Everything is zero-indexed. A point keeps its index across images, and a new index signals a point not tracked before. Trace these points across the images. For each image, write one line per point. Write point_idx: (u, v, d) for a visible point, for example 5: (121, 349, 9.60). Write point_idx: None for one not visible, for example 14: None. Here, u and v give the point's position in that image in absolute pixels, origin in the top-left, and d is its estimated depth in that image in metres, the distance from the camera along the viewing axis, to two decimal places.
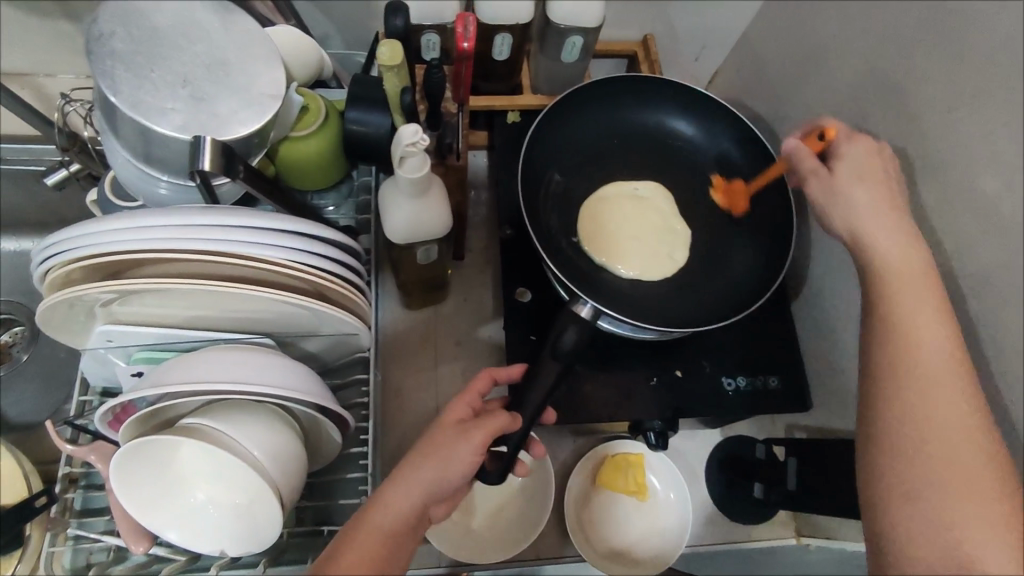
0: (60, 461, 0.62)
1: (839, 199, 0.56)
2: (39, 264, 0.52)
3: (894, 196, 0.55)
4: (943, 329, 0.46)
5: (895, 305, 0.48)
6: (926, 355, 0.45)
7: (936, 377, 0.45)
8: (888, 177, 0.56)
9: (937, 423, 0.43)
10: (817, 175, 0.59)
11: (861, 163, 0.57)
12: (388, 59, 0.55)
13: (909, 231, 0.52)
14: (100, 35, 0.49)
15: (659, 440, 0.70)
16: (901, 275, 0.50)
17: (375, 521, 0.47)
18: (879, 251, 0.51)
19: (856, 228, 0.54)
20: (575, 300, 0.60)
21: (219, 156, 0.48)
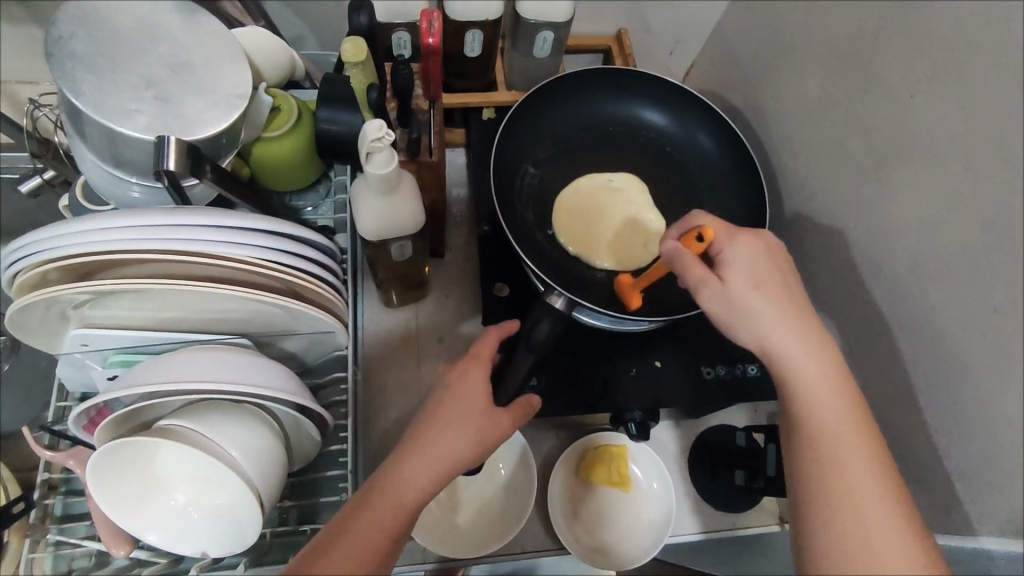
0: (38, 468, 0.61)
1: (740, 317, 0.48)
2: (9, 268, 0.51)
3: (796, 300, 0.49)
4: (842, 400, 0.46)
5: (804, 401, 0.46)
6: (834, 434, 0.45)
7: (848, 458, 0.44)
8: (783, 275, 0.50)
9: (860, 515, 0.42)
10: (709, 286, 0.49)
11: (754, 268, 0.49)
12: (352, 56, 0.57)
13: (817, 337, 0.48)
14: (62, 38, 0.50)
15: (639, 432, 0.68)
16: (814, 382, 0.46)
17: (401, 499, 0.45)
18: (794, 365, 0.47)
19: (767, 346, 0.47)
20: (550, 292, 0.60)
21: (184, 156, 0.48)
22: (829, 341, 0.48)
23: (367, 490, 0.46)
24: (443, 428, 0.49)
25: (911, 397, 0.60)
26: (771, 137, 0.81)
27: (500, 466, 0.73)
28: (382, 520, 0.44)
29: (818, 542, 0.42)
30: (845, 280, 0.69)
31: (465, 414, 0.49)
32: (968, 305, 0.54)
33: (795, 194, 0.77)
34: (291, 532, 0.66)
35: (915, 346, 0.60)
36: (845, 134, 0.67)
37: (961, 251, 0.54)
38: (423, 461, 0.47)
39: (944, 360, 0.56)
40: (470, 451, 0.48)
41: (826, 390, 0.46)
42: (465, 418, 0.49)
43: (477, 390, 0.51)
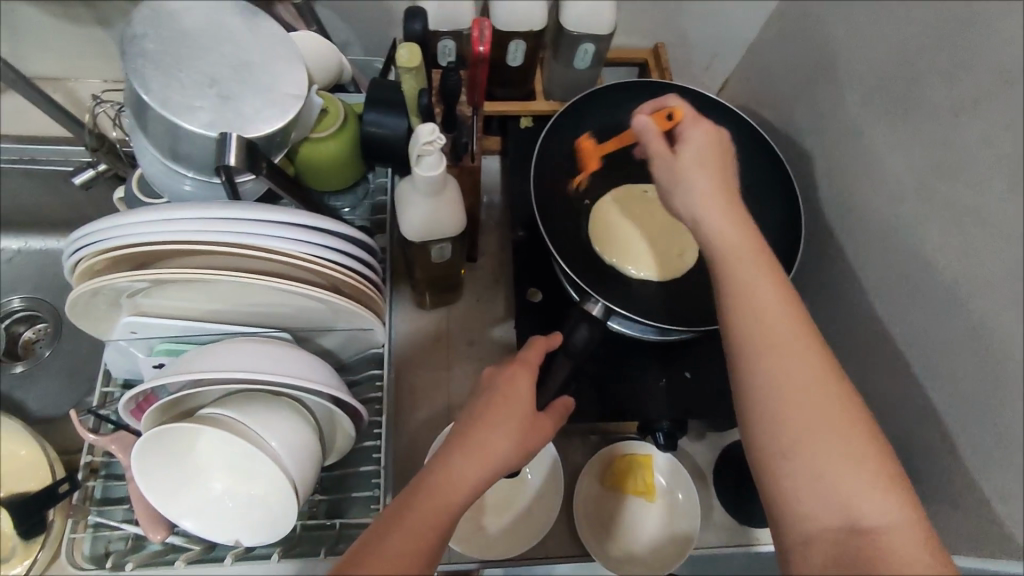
0: (83, 450, 0.63)
1: (680, 188, 0.52)
2: (71, 256, 0.54)
3: (731, 184, 0.53)
4: (758, 262, 0.48)
5: (726, 262, 0.48)
6: (757, 297, 0.46)
7: (771, 321, 0.46)
8: (725, 161, 0.54)
9: (786, 372, 0.44)
10: (662, 158, 0.54)
11: (702, 147, 0.53)
12: (407, 60, 0.59)
13: (740, 212, 0.51)
14: (133, 36, 0.52)
15: (667, 443, 0.68)
16: (733, 242, 0.49)
17: (447, 495, 0.46)
18: (718, 233, 0.49)
19: (700, 214, 0.51)
20: (587, 299, 0.62)
21: (244, 153, 0.50)
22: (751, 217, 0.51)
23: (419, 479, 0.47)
24: (489, 426, 0.49)
25: (950, 417, 0.60)
26: (806, 154, 0.81)
27: (527, 472, 0.72)
28: (436, 504, 0.45)
29: (754, 400, 0.45)
30: (879, 298, 0.69)
31: (509, 416, 0.50)
32: (1011, 326, 0.53)
33: (829, 211, 0.77)
34: (319, 526, 0.66)
35: (953, 365, 0.60)
36: (883, 152, 0.68)
37: (1003, 271, 0.54)
38: (466, 460, 0.47)
39: (984, 380, 0.56)
40: (515, 453, 0.49)
41: (746, 256, 0.48)
42: (508, 413, 0.50)
43: (523, 394, 0.51)
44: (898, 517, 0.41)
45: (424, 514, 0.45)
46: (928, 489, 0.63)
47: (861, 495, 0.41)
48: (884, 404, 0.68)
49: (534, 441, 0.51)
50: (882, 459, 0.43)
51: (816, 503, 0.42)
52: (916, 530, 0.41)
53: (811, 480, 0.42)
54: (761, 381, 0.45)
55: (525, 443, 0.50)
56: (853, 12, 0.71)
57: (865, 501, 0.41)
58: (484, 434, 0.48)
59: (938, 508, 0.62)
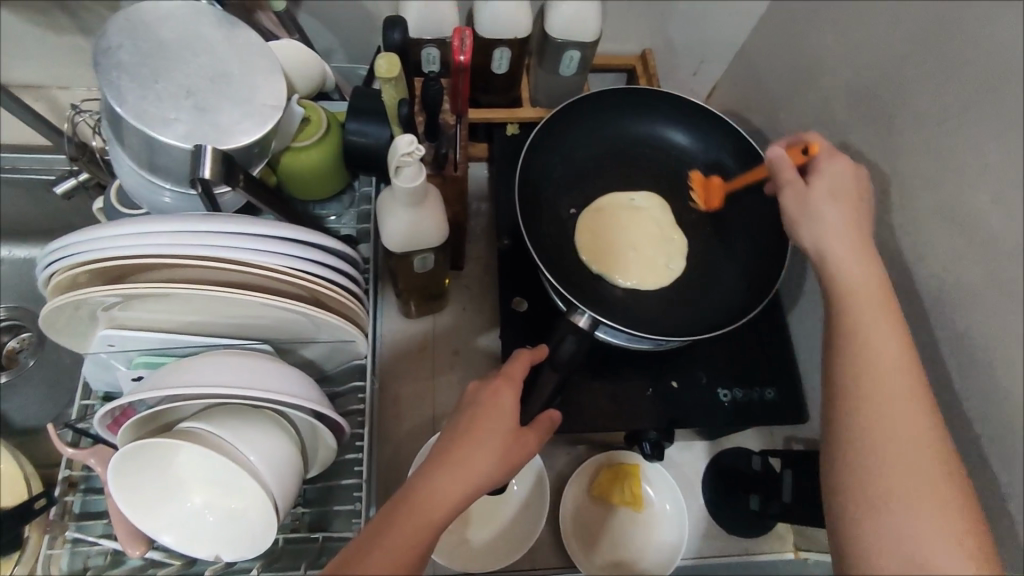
0: (61, 465, 0.62)
1: (811, 218, 0.55)
2: (45, 268, 0.53)
3: (862, 222, 0.54)
4: (880, 306, 0.48)
5: (850, 303, 0.49)
6: (876, 340, 0.46)
7: (880, 368, 0.45)
8: (861, 200, 0.56)
9: (891, 424, 0.43)
10: (793, 188, 0.57)
11: (837, 183, 0.56)
12: (385, 72, 0.57)
13: (871, 253, 0.52)
14: (108, 48, 0.52)
15: (654, 452, 0.71)
16: (862, 284, 0.50)
17: (427, 513, 0.45)
18: (848, 269, 0.51)
19: (827, 246, 0.53)
20: (574, 310, 0.60)
21: (219, 164, 0.49)
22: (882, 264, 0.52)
23: (412, 489, 0.46)
24: (472, 444, 0.48)
25: None
26: None
27: (513, 483, 0.72)
28: (418, 520, 0.44)
29: (845, 446, 0.44)
30: None
31: (492, 433, 0.49)
32: (996, 335, 0.53)
33: None
34: (302, 539, 0.66)
35: (938, 376, 0.59)
36: (869, 159, 0.67)
37: (990, 282, 0.54)
38: (454, 476, 0.46)
39: (973, 390, 0.56)
40: (497, 471, 0.48)
41: (868, 302, 0.49)
42: (491, 431, 0.49)
43: (507, 411, 0.50)
44: None
45: (405, 534, 0.44)
46: None
47: (944, 559, 0.39)
48: None
49: (518, 454, 0.50)
50: (977, 534, 0.40)
51: (895, 563, 0.40)
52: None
53: (898, 537, 0.40)
54: (858, 428, 0.44)
55: (507, 456, 0.49)
56: (839, 19, 0.71)
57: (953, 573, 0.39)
58: (475, 451, 0.48)
59: None
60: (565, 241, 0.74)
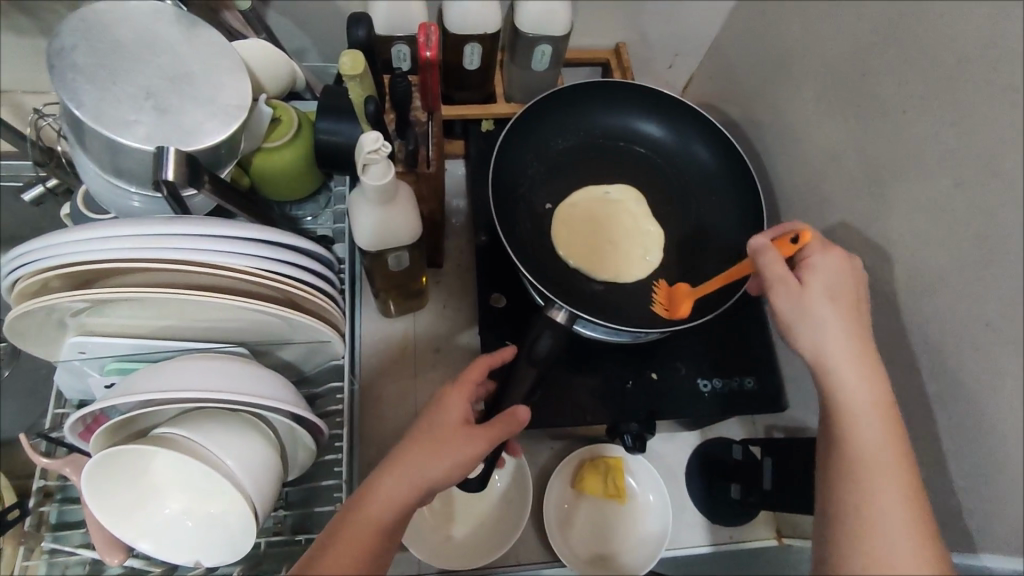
0: (35, 475, 0.62)
1: (811, 323, 0.49)
2: (9, 275, 0.52)
3: (863, 328, 0.49)
4: (883, 423, 0.45)
5: (847, 418, 0.46)
6: (873, 463, 0.44)
7: (882, 495, 0.42)
8: (859, 302, 0.51)
9: (897, 556, 0.40)
10: (786, 286, 0.50)
11: (835, 283, 0.50)
12: (349, 69, 0.57)
13: (876, 368, 0.48)
14: (62, 49, 0.51)
15: (636, 444, 0.69)
16: (863, 400, 0.46)
17: (371, 514, 0.46)
18: (845, 382, 0.47)
19: (826, 356, 0.48)
20: (551, 305, 0.61)
21: (183, 167, 0.48)
22: (886, 375, 0.48)
23: (354, 503, 0.47)
24: (418, 448, 0.49)
25: (907, 412, 0.60)
26: (768, 150, 0.81)
27: (496, 479, 0.72)
28: (360, 526, 0.45)
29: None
30: None
31: (435, 436, 0.49)
32: (958, 319, 0.54)
33: (791, 207, 0.77)
34: (285, 542, 0.65)
35: (906, 360, 0.60)
36: (841, 148, 0.67)
37: (955, 267, 0.54)
38: (396, 482, 0.47)
39: (938, 374, 0.56)
40: (443, 473, 0.48)
41: (867, 418, 0.46)
42: (438, 435, 0.49)
43: (448, 414, 0.51)
44: None
45: (350, 541, 0.45)
46: None
47: None
48: None
49: (462, 447, 0.49)
50: None
51: None
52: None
53: None
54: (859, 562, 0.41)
55: (445, 452, 0.48)
56: (807, 9, 0.71)
57: None
58: (414, 459, 0.48)
59: None
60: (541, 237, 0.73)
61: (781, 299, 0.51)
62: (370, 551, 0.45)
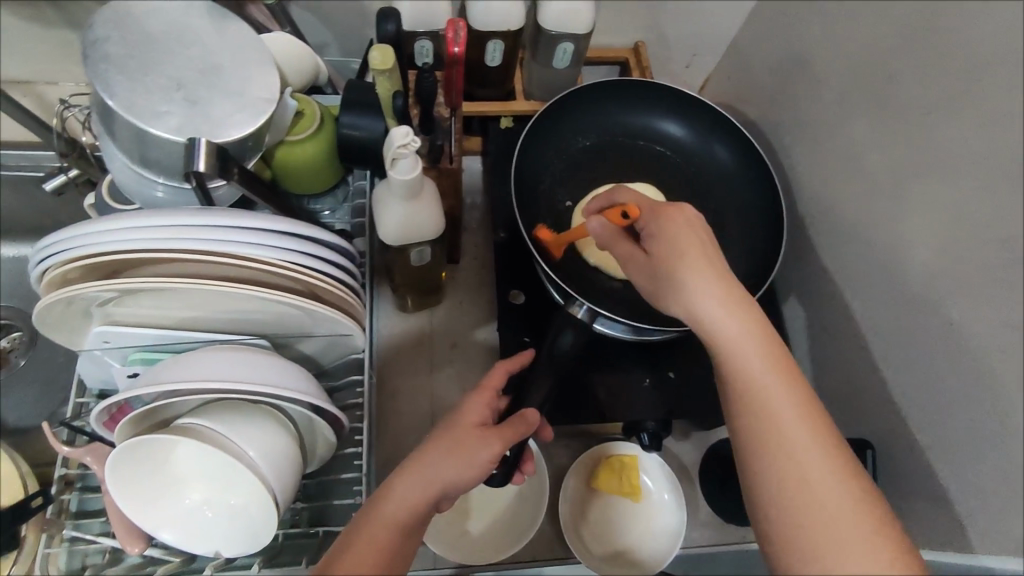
0: (56, 463, 0.62)
1: (666, 290, 0.49)
2: (37, 265, 0.52)
3: (715, 256, 0.48)
4: (758, 341, 0.46)
5: (724, 346, 0.46)
6: (769, 395, 0.44)
7: (777, 414, 0.43)
8: (706, 240, 0.49)
9: (803, 469, 0.42)
10: (635, 261, 0.52)
11: (675, 240, 0.49)
12: (379, 63, 0.57)
13: (740, 295, 0.47)
14: (95, 41, 0.51)
15: (652, 443, 0.69)
16: (733, 324, 0.46)
17: (390, 515, 0.46)
18: (714, 320, 0.46)
19: (690, 308, 0.47)
20: (571, 302, 0.62)
21: (214, 158, 0.48)
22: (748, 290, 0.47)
23: (372, 503, 0.47)
24: (437, 452, 0.49)
25: (924, 416, 0.60)
26: (787, 151, 0.81)
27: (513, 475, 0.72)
28: (378, 528, 0.46)
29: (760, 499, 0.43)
30: (860, 294, 0.69)
31: (448, 439, 0.50)
32: (978, 324, 0.54)
33: (810, 208, 0.77)
34: (302, 534, 0.66)
35: (925, 363, 0.60)
36: (863, 149, 0.67)
37: (976, 271, 0.54)
38: (407, 487, 0.47)
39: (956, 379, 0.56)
40: (461, 476, 0.48)
41: (744, 338, 0.46)
42: (454, 440, 0.50)
43: (467, 416, 0.52)
44: None
45: (371, 544, 0.45)
46: (904, 489, 0.63)
47: None
48: (865, 400, 0.69)
49: (476, 450, 0.49)
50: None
51: None
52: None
53: None
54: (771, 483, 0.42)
55: (463, 455, 0.49)
56: (830, 10, 0.71)
57: None
58: (426, 463, 0.48)
59: (921, 506, 0.61)
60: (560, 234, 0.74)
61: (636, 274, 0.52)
62: (387, 552, 0.45)
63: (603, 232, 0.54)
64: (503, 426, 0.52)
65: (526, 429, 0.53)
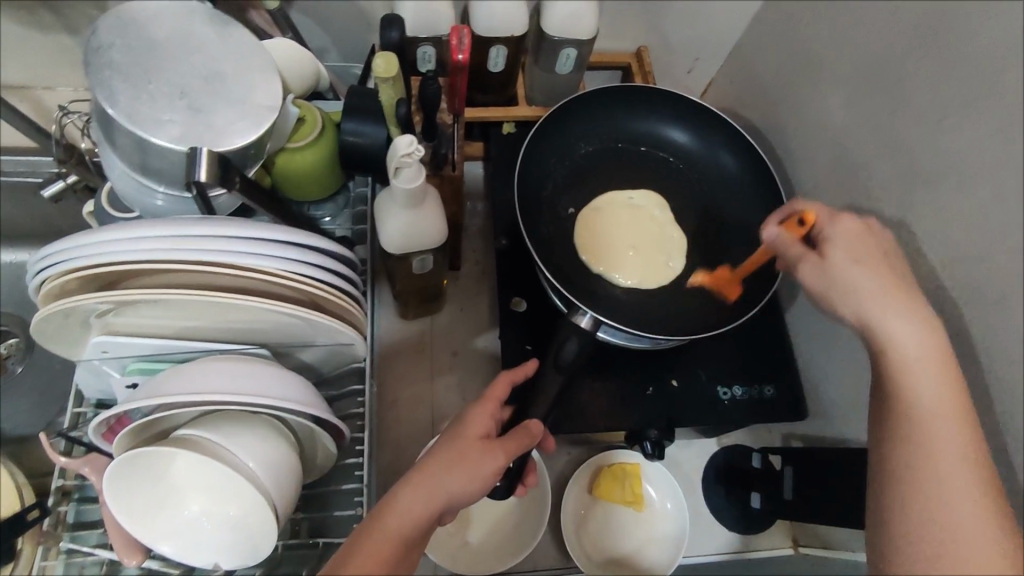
0: (54, 474, 0.61)
1: (840, 290, 0.50)
2: (34, 276, 0.52)
3: (896, 274, 0.49)
4: (940, 372, 0.44)
5: (901, 371, 0.45)
6: (934, 419, 0.43)
7: (943, 452, 0.42)
8: (884, 255, 0.51)
9: (961, 512, 0.40)
10: (809, 260, 0.52)
11: (854, 245, 0.51)
12: (382, 71, 0.56)
13: (921, 312, 0.47)
14: (99, 47, 0.50)
15: (654, 452, 0.70)
16: (916, 349, 0.45)
17: (392, 527, 0.45)
18: (892, 335, 0.46)
19: (866, 314, 0.48)
20: (575, 311, 0.59)
21: (215, 167, 0.47)
22: (937, 321, 0.47)
23: (373, 515, 0.46)
24: (442, 467, 0.48)
25: None
26: (792, 157, 0.81)
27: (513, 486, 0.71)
28: (383, 540, 0.45)
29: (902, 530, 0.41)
30: None
31: (453, 453, 0.49)
32: (993, 331, 0.54)
33: None
34: (302, 545, 0.66)
35: None
36: (871, 156, 0.67)
37: (991, 278, 0.54)
38: (411, 499, 0.47)
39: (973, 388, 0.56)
40: (464, 490, 0.48)
41: (924, 369, 0.45)
42: (457, 454, 0.49)
43: (472, 428, 0.51)
44: None
45: (373, 555, 0.44)
46: None
47: None
48: None
49: (480, 463, 0.49)
50: None
51: None
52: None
53: None
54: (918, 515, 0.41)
55: (467, 468, 0.48)
56: (835, 16, 0.71)
57: None
58: (430, 474, 0.48)
59: None
60: (563, 241, 0.73)
61: (807, 275, 0.52)
62: (390, 564, 0.44)
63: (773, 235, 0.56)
64: (506, 437, 0.52)
65: (529, 440, 0.53)
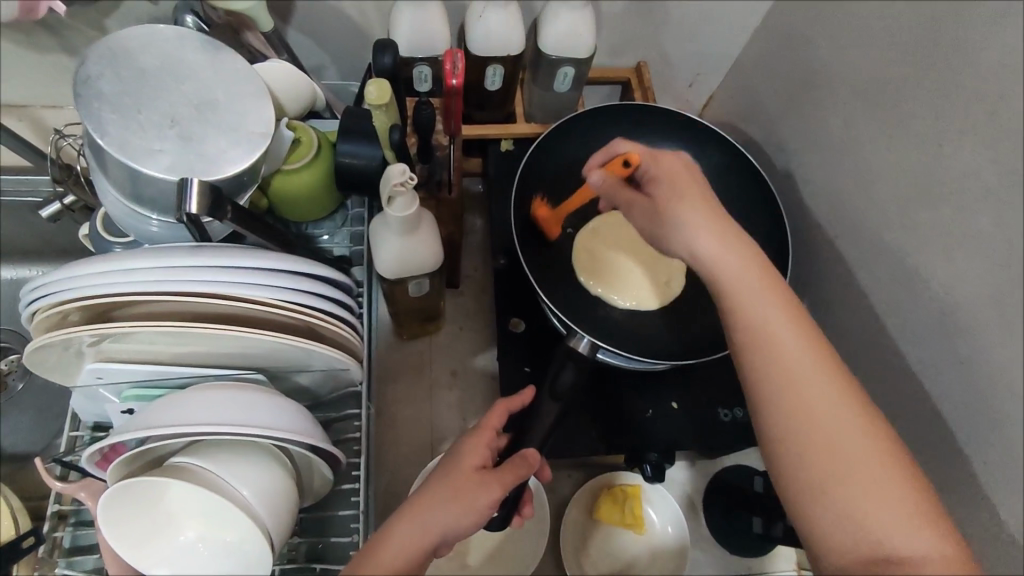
0: (50, 499, 0.61)
1: (666, 230, 0.52)
2: (27, 305, 0.52)
3: (711, 199, 0.51)
4: (760, 279, 0.48)
5: (729, 293, 0.48)
6: (771, 321, 0.46)
7: (783, 346, 0.45)
8: (703, 185, 0.53)
9: (807, 389, 0.44)
10: (639, 204, 0.55)
11: (675, 179, 0.53)
12: (376, 98, 0.56)
13: (734, 234, 0.49)
14: (88, 77, 0.50)
15: (654, 473, 0.67)
16: (730, 268, 0.48)
17: (387, 561, 0.45)
18: (712, 267, 0.49)
19: (691, 250, 0.50)
20: (573, 335, 0.60)
21: (207, 199, 0.47)
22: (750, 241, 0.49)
23: (367, 552, 0.46)
24: (438, 499, 0.48)
25: (942, 452, 0.60)
26: (793, 173, 0.80)
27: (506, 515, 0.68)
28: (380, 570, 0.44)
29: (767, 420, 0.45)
30: (871, 323, 0.68)
31: (448, 483, 0.49)
32: (1002, 361, 0.53)
33: (818, 232, 0.76)
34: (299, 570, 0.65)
35: (944, 399, 0.59)
36: (873, 177, 0.66)
37: (998, 306, 0.53)
38: (408, 531, 0.46)
39: (977, 418, 0.56)
40: (460, 522, 0.47)
41: (749, 281, 0.48)
42: (452, 487, 0.48)
43: (467, 454, 0.51)
44: (931, 552, 0.40)
45: None
46: None
47: (890, 525, 0.40)
48: None
49: (476, 495, 0.48)
50: (915, 491, 0.42)
51: (839, 532, 0.42)
52: (957, 565, 0.40)
53: (838, 511, 0.42)
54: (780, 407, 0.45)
55: (464, 498, 0.48)
56: (836, 33, 0.70)
57: (897, 533, 0.40)
58: (427, 506, 0.47)
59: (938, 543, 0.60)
60: (560, 262, 0.72)
61: (638, 217, 0.55)
62: None
63: (605, 180, 0.58)
64: (504, 466, 0.51)
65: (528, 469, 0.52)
